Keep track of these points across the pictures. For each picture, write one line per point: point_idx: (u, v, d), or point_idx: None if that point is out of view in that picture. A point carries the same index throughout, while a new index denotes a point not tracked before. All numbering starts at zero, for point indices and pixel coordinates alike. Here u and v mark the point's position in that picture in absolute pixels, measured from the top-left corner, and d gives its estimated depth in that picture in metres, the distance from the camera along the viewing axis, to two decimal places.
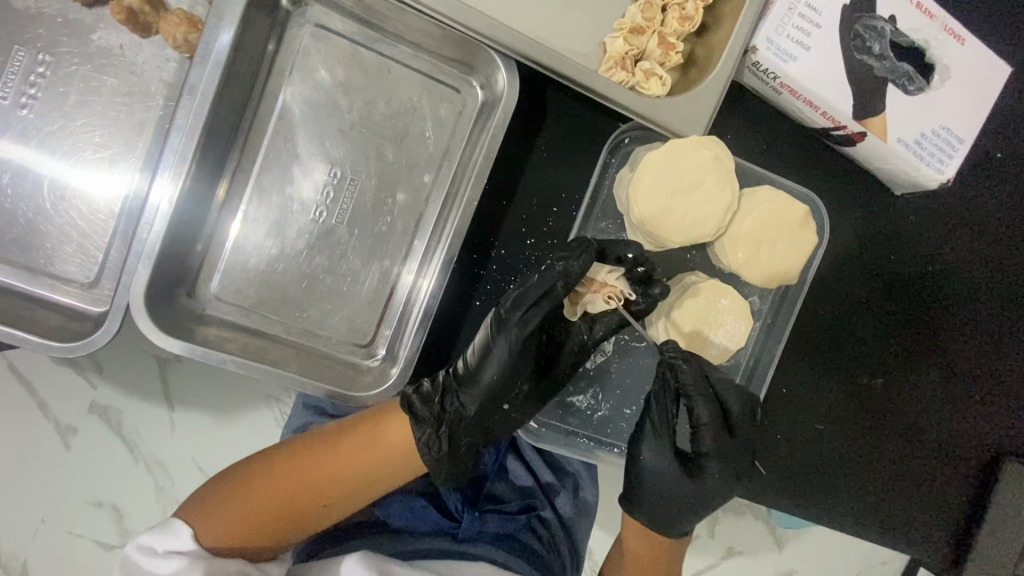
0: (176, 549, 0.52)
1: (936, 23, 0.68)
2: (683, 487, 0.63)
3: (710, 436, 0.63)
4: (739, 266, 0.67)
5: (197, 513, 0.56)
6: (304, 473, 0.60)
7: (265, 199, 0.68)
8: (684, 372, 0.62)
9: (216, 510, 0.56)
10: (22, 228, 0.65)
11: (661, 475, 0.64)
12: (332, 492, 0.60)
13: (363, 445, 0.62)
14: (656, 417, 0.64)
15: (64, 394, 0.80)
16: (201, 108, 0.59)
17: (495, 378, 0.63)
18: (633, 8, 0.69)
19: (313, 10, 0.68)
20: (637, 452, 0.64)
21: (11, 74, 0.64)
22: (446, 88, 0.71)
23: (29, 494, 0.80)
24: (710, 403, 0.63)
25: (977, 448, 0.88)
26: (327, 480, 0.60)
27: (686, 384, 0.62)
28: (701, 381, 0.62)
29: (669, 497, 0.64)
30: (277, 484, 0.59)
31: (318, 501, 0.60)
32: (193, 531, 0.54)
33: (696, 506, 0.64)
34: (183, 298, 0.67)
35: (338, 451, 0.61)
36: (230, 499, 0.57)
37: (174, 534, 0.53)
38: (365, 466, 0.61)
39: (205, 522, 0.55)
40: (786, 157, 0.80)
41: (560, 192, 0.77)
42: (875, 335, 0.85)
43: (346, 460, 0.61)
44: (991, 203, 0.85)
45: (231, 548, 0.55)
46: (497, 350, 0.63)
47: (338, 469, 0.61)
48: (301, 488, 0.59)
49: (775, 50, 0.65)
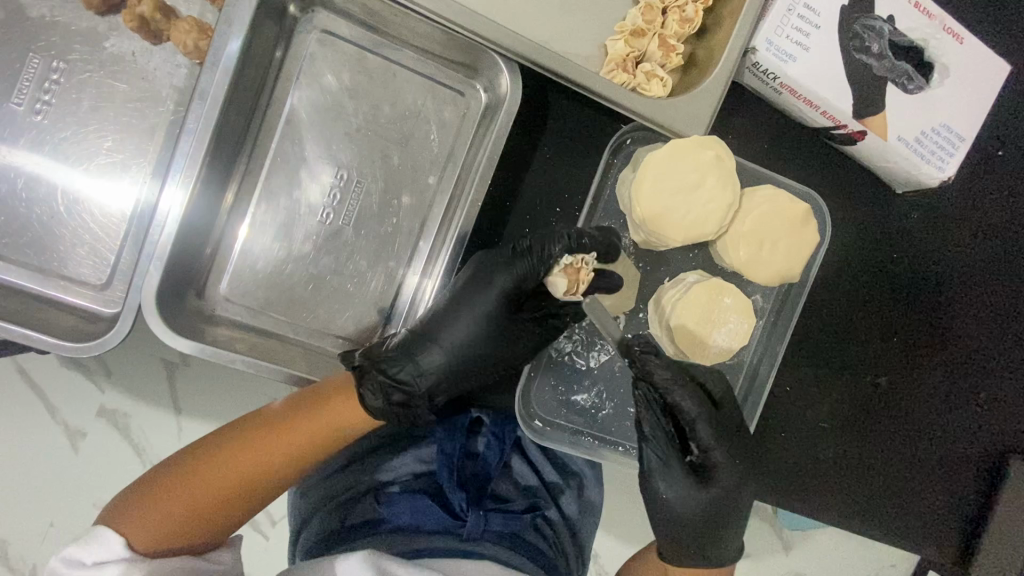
0: (105, 559, 0.51)
1: (934, 23, 0.69)
2: (710, 496, 0.62)
3: (706, 426, 0.62)
4: (742, 266, 0.68)
5: (122, 518, 0.54)
6: (236, 458, 0.60)
7: (274, 202, 0.69)
8: (659, 366, 0.60)
9: (144, 509, 0.55)
10: (35, 231, 0.67)
11: (682, 493, 0.61)
12: (265, 472, 0.60)
13: (293, 422, 0.62)
14: (655, 435, 0.61)
15: (73, 396, 0.81)
16: (211, 113, 0.60)
17: (464, 336, 0.65)
18: (634, 11, 0.70)
19: (320, 16, 0.69)
20: (654, 481, 0.62)
21: (26, 82, 0.66)
22: (450, 91, 0.72)
23: (38, 496, 0.81)
24: (693, 393, 0.61)
25: (984, 445, 0.88)
26: (253, 461, 0.60)
27: (663, 382, 0.60)
28: (678, 371, 0.60)
29: (703, 510, 0.62)
30: (208, 476, 0.58)
31: (250, 487, 0.60)
32: (125, 537, 0.52)
33: (727, 509, 0.62)
34: (193, 299, 0.68)
35: (262, 435, 0.62)
36: (159, 496, 0.56)
37: (103, 545, 0.52)
38: (300, 446, 0.62)
39: (136, 526, 0.53)
40: (787, 156, 0.81)
41: (562, 193, 0.78)
42: (876, 332, 0.85)
43: (276, 444, 0.61)
44: (993, 200, 0.85)
45: (169, 547, 0.54)
46: (466, 316, 0.65)
47: (271, 450, 0.61)
48: (232, 478, 0.59)
49: (774, 51, 0.65)
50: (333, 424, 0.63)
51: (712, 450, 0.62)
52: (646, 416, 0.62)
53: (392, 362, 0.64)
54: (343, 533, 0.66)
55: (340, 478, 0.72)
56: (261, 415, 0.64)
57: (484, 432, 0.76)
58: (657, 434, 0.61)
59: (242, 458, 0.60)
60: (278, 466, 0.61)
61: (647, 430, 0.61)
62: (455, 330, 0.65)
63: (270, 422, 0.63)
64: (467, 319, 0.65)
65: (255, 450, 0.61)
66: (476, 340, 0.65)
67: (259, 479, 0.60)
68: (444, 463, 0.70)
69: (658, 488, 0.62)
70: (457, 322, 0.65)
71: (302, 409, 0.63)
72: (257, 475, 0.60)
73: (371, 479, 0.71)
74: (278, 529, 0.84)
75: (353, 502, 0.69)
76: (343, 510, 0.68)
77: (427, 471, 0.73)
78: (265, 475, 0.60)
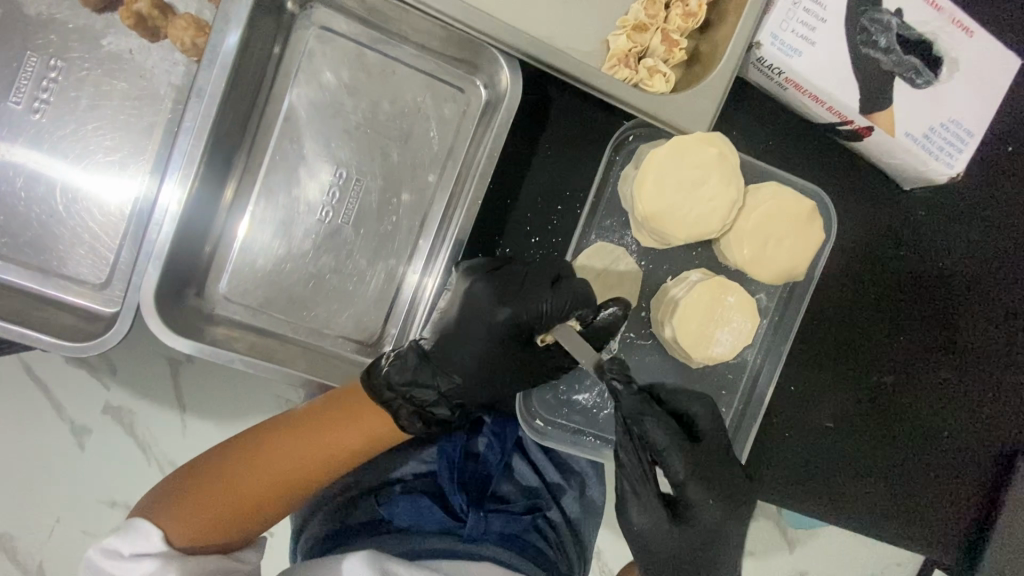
0: (144, 552, 0.52)
1: (943, 16, 0.67)
2: (686, 532, 0.60)
3: (679, 459, 0.60)
4: (746, 264, 0.67)
5: (158, 514, 0.55)
6: (268, 462, 0.60)
7: (273, 200, 0.69)
8: (626, 397, 0.59)
9: (177, 507, 0.55)
10: (35, 230, 0.66)
11: (656, 527, 0.60)
12: (295, 478, 0.61)
13: (324, 427, 0.62)
14: (626, 466, 0.60)
15: (77, 395, 0.81)
16: (209, 111, 0.60)
17: (477, 356, 0.66)
18: (636, 6, 0.69)
19: (318, 11, 0.68)
20: (626, 512, 0.61)
21: (24, 80, 0.66)
22: (450, 88, 0.72)
23: (43, 494, 0.81)
24: (662, 425, 0.59)
25: (989, 445, 0.87)
26: (284, 465, 0.60)
27: (630, 413, 0.59)
28: (645, 402, 0.59)
29: (680, 547, 0.60)
30: (239, 479, 0.59)
31: (281, 492, 0.60)
32: (161, 533, 0.53)
33: (705, 546, 0.61)
34: (193, 298, 0.68)
35: (293, 438, 0.62)
36: (190, 495, 0.56)
37: (142, 536, 0.52)
38: (329, 455, 0.62)
39: (171, 522, 0.54)
40: (792, 152, 0.79)
41: (563, 191, 0.77)
42: (882, 331, 0.84)
43: (306, 448, 0.62)
44: (1001, 194, 0.84)
45: (201, 545, 0.55)
46: (478, 336, 0.66)
47: (304, 456, 0.61)
48: (263, 482, 0.59)
49: (780, 45, 0.64)
50: (364, 430, 0.63)
51: (690, 486, 0.60)
52: (622, 444, 0.61)
53: (417, 390, 0.65)
54: (342, 535, 0.65)
55: (342, 477, 0.71)
56: (290, 418, 0.63)
57: (484, 432, 0.75)
58: (629, 463, 0.61)
59: (273, 461, 0.60)
60: (309, 470, 0.61)
61: (624, 457, 0.61)
62: (468, 350, 0.66)
63: (301, 424, 0.63)
64: (477, 341, 0.66)
65: (286, 454, 0.61)
66: (488, 356, 0.66)
67: (290, 484, 0.60)
68: (444, 463, 0.70)
69: (632, 519, 0.60)
70: (471, 344, 0.66)
71: (332, 415, 0.63)
72: (286, 481, 0.60)
73: (372, 479, 0.71)
74: (282, 526, 0.84)
75: (353, 502, 0.69)
76: (343, 511, 0.68)
77: (428, 472, 0.72)
78: (294, 481, 0.61)
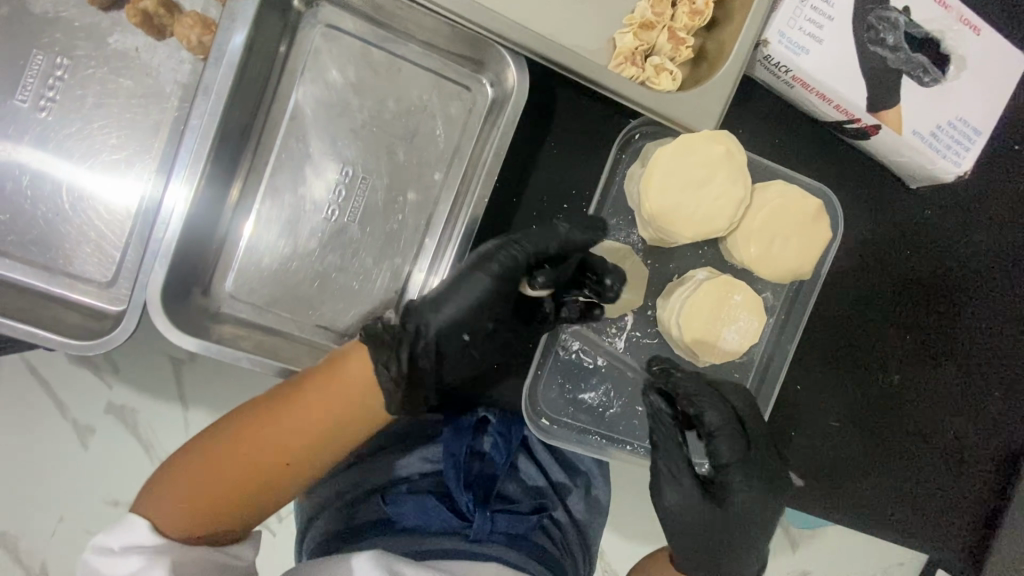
0: (131, 545, 0.52)
1: (950, 14, 0.67)
2: (722, 515, 0.61)
3: (727, 446, 0.61)
4: (752, 263, 0.67)
5: (152, 504, 0.55)
6: (253, 443, 0.58)
7: (278, 199, 0.69)
8: (682, 378, 0.62)
9: (166, 495, 0.55)
10: (41, 229, 0.66)
11: (690, 506, 0.61)
12: (280, 456, 0.58)
13: (306, 402, 0.59)
14: (666, 446, 0.62)
15: (82, 394, 0.81)
16: (215, 109, 0.59)
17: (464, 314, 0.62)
18: (643, 4, 0.69)
19: (324, 10, 0.68)
20: (659, 492, 0.62)
21: (30, 78, 0.66)
22: (456, 86, 0.71)
23: (46, 493, 0.81)
24: (717, 410, 0.61)
25: (994, 445, 0.86)
26: (267, 443, 0.58)
27: (685, 394, 0.61)
28: (701, 384, 0.61)
29: (711, 526, 0.62)
30: (223, 462, 0.57)
31: (268, 472, 0.58)
32: (149, 522, 0.53)
33: (739, 530, 0.62)
34: (198, 296, 0.67)
35: (275, 415, 0.59)
36: (177, 482, 0.56)
37: (130, 530, 0.52)
38: (315, 429, 0.59)
39: (159, 512, 0.54)
40: (798, 150, 0.79)
41: (568, 190, 0.77)
42: (888, 330, 0.84)
43: (288, 425, 0.59)
44: (1007, 193, 0.84)
45: (191, 535, 0.54)
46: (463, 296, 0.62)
47: (287, 434, 0.59)
48: (247, 462, 0.57)
49: (787, 43, 0.64)
50: (346, 401, 0.60)
51: (732, 471, 0.61)
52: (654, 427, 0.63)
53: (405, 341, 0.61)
54: (347, 535, 0.65)
55: (347, 476, 0.71)
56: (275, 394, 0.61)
57: (489, 431, 0.75)
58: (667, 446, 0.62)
59: (256, 440, 0.58)
60: (292, 447, 0.59)
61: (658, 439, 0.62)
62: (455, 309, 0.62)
63: (284, 399, 0.60)
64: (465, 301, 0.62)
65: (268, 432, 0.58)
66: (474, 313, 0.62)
67: (275, 463, 0.58)
68: (451, 463, 0.69)
69: (666, 498, 0.62)
70: (456, 303, 0.62)
71: (313, 390, 0.60)
72: (270, 461, 0.58)
73: (378, 478, 0.71)
74: (286, 526, 0.84)
75: (359, 502, 0.68)
76: (349, 510, 0.68)
77: (434, 471, 0.72)
78: (279, 459, 0.58)
